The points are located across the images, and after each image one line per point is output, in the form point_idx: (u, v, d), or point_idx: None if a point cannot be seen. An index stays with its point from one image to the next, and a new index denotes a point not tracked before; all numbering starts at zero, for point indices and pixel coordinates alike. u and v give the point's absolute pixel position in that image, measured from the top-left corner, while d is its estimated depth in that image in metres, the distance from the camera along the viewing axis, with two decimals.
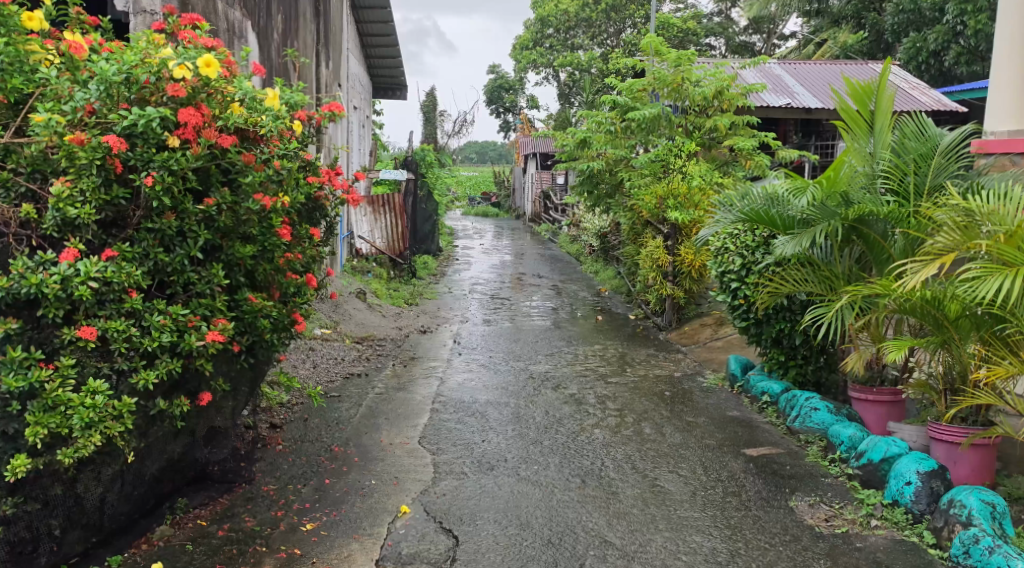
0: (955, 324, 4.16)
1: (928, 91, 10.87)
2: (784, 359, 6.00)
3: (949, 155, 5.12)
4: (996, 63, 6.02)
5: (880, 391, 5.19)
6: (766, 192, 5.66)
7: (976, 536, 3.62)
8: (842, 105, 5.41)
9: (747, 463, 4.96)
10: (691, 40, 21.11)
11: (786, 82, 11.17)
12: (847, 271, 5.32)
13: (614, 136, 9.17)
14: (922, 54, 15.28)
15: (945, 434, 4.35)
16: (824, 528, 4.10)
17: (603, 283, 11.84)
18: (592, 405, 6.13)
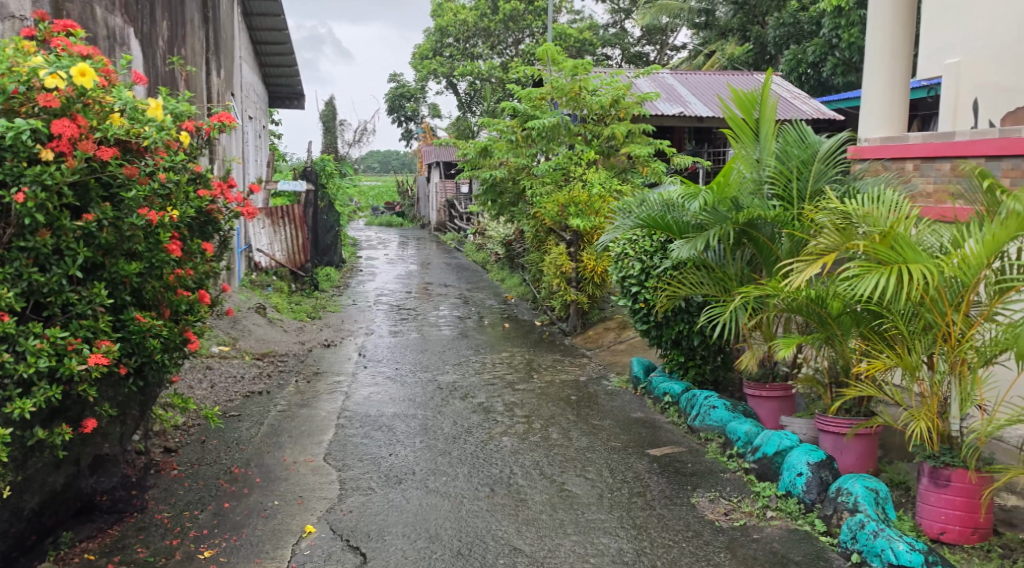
0: (838, 319, 4.38)
1: (809, 100, 11.43)
2: (684, 360, 6.19)
3: (829, 161, 5.41)
4: (866, 74, 6.44)
5: (772, 387, 5.44)
6: (662, 198, 5.83)
7: (862, 522, 3.78)
8: (728, 114, 5.64)
9: (651, 463, 5.08)
10: (588, 51, 21.56)
11: (678, 92, 11.57)
12: (740, 273, 5.53)
13: (515, 145, 9.36)
14: (802, 66, 16.14)
15: (831, 425, 4.60)
16: (723, 522, 4.25)
17: (509, 291, 11.92)
18: (500, 412, 6.15)
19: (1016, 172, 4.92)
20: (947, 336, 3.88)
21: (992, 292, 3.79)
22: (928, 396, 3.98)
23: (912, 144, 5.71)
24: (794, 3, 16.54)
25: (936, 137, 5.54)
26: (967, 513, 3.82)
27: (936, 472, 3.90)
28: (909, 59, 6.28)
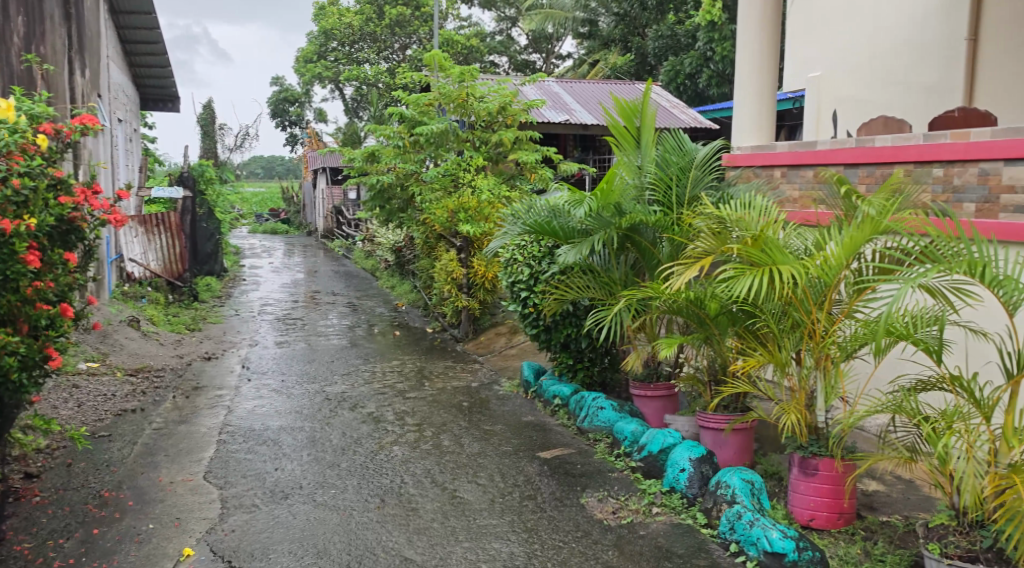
0: (715, 319, 4.58)
1: (687, 109, 11.91)
2: (572, 363, 6.30)
3: (704, 168, 5.65)
4: (737, 85, 6.76)
5: (656, 386, 5.63)
6: (548, 204, 5.90)
7: (739, 513, 3.95)
8: (611, 122, 5.80)
9: (541, 466, 5.14)
10: (475, 58, 21.62)
11: (564, 99, 11.79)
12: (624, 276, 5.67)
13: (403, 151, 9.10)
14: (680, 77, 16.82)
15: (711, 421, 4.80)
16: (611, 521, 4.34)
17: (399, 298, 11.82)
18: (391, 422, 6.07)
19: (870, 179, 5.29)
20: (812, 333, 4.12)
21: (851, 291, 4.02)
22: (797, 390, 4.20)
23: (779, 153, 6.05)
24: (672, 17, 17.25)
25: (800, 146, 5.89)
26: (833, 499, 4.06)
27: (805, 462, 4.13)
28: (776, 72, 6.65)
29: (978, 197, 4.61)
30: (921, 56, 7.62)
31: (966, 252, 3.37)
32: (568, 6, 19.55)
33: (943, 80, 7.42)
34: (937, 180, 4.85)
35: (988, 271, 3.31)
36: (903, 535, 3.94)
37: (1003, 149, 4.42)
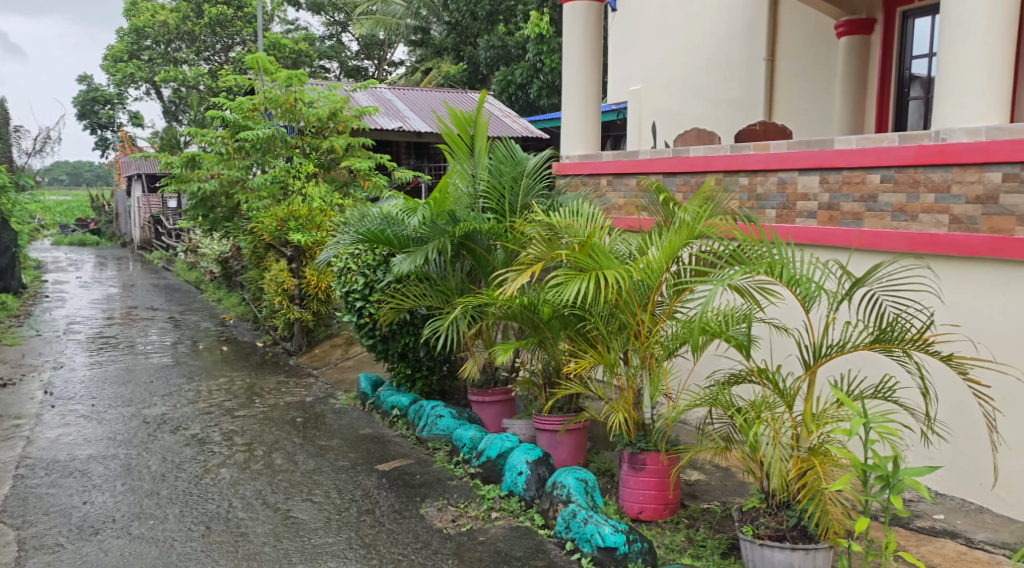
0: (549, 323, 4.70)
1: (518, 119, 12.18)
2: (411, 372, 6.23)
3: (534, 176, 5.79)
4: (564, 96, 6.98)
5: (493, 392, 5.68)
6: (381, 213, 5.80)
7: (574, 511, 4.04)
8: (445, 131, 5.78)
9: (380, 479, 5.03)
10: (305, 63, 20.91)
11: (396, 106, 11.72)
12: (460, 284, 5.68)
13: (227, 157, 8.88)
14: (511, 87, 17.20)
15: (546, 424, 4.90)
16: (451, 529, 4.32)
17: (227, 311, 11.22)
18: (217, 443, 5.72)
19: (686, 188, 5.64)
20: (638, 334, 4.30)
21: (671, 292, 4.23)
22: (624, 388, 4.38)
23: (604, 161, 6.34)
24: (502, 28, 17.64)
25: (624, 156, 6.18)
26: (660, 491, 4.27)
27: (634, 457, 4.31)
28: (599, 85, 6.94)
29: (778, 203, 5.03)
30: (727, 74, 8.24)
31: (767, 254, 3.67)
32: (399, 13, 19.50)
33: (746, 95, 8.05)
34: (743, 188, 5.25)
35: (786, 270, 3.61)
36: (721, 520, 4.22)
37: (797, 159, 4.85)
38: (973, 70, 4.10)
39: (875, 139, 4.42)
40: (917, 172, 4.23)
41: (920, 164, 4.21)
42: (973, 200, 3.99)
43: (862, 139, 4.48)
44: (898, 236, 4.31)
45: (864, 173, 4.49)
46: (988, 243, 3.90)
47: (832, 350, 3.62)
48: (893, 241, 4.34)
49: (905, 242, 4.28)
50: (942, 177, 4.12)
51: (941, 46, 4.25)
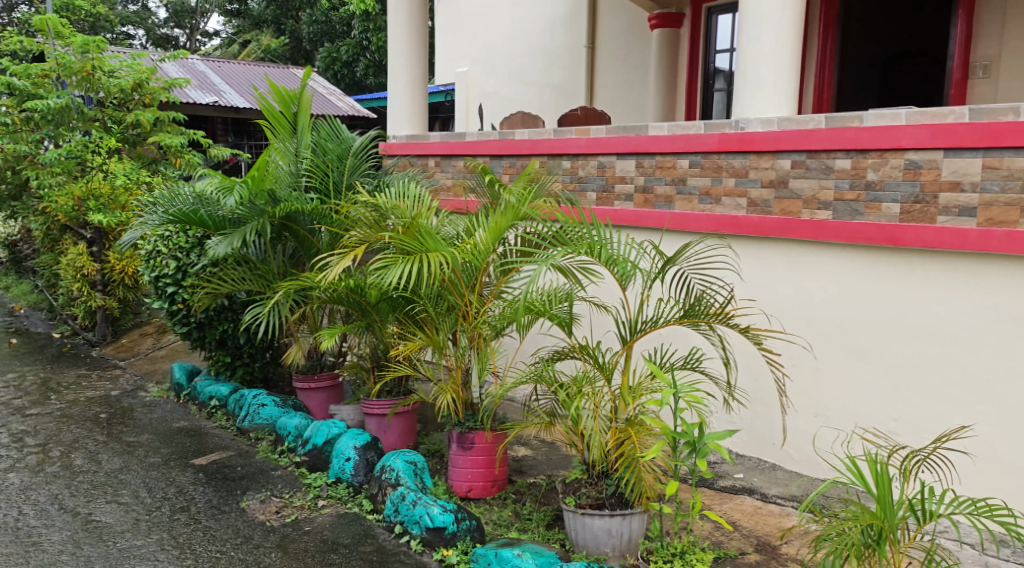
0: (376, 306, 4.61)
1: (344, 98, 11.86)
2: (230, 361, 5.91)
3: (359, 156, 5.69)
4: (390, 74, 6.85)
5: (320, 377, 5.51)
6: (194, 192, 5.43)
7: (403, 494, 4.00)
8: (265, 106, 5.48)
9: (196, 474, 4.74)
10: (105, 28, 19.14)
11: (210, 79, 11.06)
12: (282, 267, 5.44)
13: (11, 130, 7.90)
14: (336, 64, 16.78)
15: (375, 408, 4.83)
16: (275, 521, 4.16)
17: (15, 300, 10.10)
18: (4, 445, 5.15)
19: (512, 170, 5.74)
20: (466, 315, 4.32)
21: (497, 273, 4.29)
22: (453, 369, 4.40)
23: (432, 142, 6.33)
24: (325, 2, 17.11)
25: (451, 138, 6.19)
26: (487, 468, 4.33)
27: (463, 437, 4.32)
28: (426, 65, 6.89)
29: (598, 186, 5.24)
30: (551, 59, 8.46)
31: (587, 235, 3.80)
32: None
33: (569, 81, 8.31)
34: (566, 171, 5.42)
35: (604, 250, 3.76)
36: (546, 493, 4.37)
37: (615, 144, 5.07)
38: (766, 64, 4.45)
39: (684, 126, 4.70)
40: (721, 158, 4.55)
41: (722, 151, 4.53)
42: (768, 184, 4.34)
43: (673, 126, 4.75)
44: (704, 218, 4.63)
45: (674, 158, 4.77)
46: (780, 225, 4.28)
47: (647, 325, 3.82)
48: (700, 223, 4.66)
49: (710, 223, 4.61)
50: (741, 163, 4.45)
51: (741, 41, 4.57)
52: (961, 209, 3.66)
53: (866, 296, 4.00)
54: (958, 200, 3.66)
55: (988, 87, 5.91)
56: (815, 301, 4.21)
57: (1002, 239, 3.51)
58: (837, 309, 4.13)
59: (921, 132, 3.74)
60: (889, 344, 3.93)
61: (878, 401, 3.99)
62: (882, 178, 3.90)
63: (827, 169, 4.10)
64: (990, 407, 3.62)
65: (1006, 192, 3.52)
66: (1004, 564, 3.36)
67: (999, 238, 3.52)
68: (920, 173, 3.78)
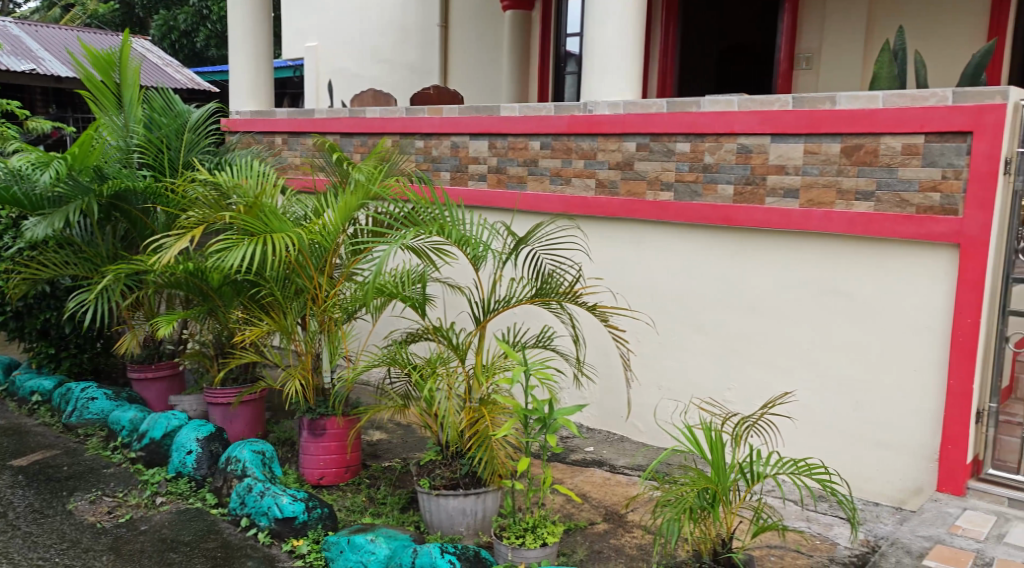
0: (219, 291, 4.36)
1: (183, 70, 11.15)
2: (54, 352, 5.45)
3: (198, 131, 5.38)
4: (231, 46, 6.50)
5: (158, 367, 5.18)
6: (5, 167, 4.92)
7: (250, 486, 3.84)
8: (84, 75, 4.99)
9: (15, 476, 4.34)
10: None
11: (26, 44, 10.06)
12: (111, 250, 5.06)
13: None
14: (173, 34, 15.81)
15: (219, 397, 4.60)
16: (106, 522, 3.87)
17: None
18: None
19: (363, 149, 5.62)
20: (315, 298, 4.18)
21: (348, 254, 4.17)
22: (302, 354, 4.25)
23: (279, 119, 6.09)
24: None
25: (299, 114, 5.97)
26: (340, 455, 4.23)
27: (314, 424, 4.19)
28: (270, 37, 6.59)
29: (451, 167, 5.22)
30: (404, 37, 8.34)
31: (438, 215, 3.76)
32: None
33: (423, 60, 8.22)
34: (419, 151, 5.36)
35: (455, 230, 3.73)
36: (401, 476, 4.33)
37: (467, 124, 5.06)
38: (612, 50, 4.57)
39: (535, 108, 4.76)
40: (570, 140, 4.64)
41: (572, 133, 4.62)
42: (615, 166, 4.48)
43: (524, 108, 4.79)
44: (555, 199, 4.73)
45: (526, 140, 4.82)
46: (626, 206, 4.44)
47: (499, 305, 3.83)
48: (551, 204, 4.76)
49: (561, 204, 4.72)
50: (589, 146, 4.56)
51: (588, 26, 4.66)
52: (786, 191, 3.91)
53: (704, 273, 4.23)
54: (783, 182, 3.91)
55: (810, 78, 6.37)
56: (659, 279, 4.41)
57: (820, 219, 3.78)
58: (679, 286, 4.34)
59: (751, 119, 3.96)
60: (725, 319, 4.18)
61: (716, 372, 4.24)
62: (717, 161, 4.11)
63: (668, 152, 4.27)
64: (811, 375, 3.92)
65: (824, 175, 3.79)
66: (822, 517, 3.67)
67: (817, 218, 3.79)
68: (750, 157, 4.01)
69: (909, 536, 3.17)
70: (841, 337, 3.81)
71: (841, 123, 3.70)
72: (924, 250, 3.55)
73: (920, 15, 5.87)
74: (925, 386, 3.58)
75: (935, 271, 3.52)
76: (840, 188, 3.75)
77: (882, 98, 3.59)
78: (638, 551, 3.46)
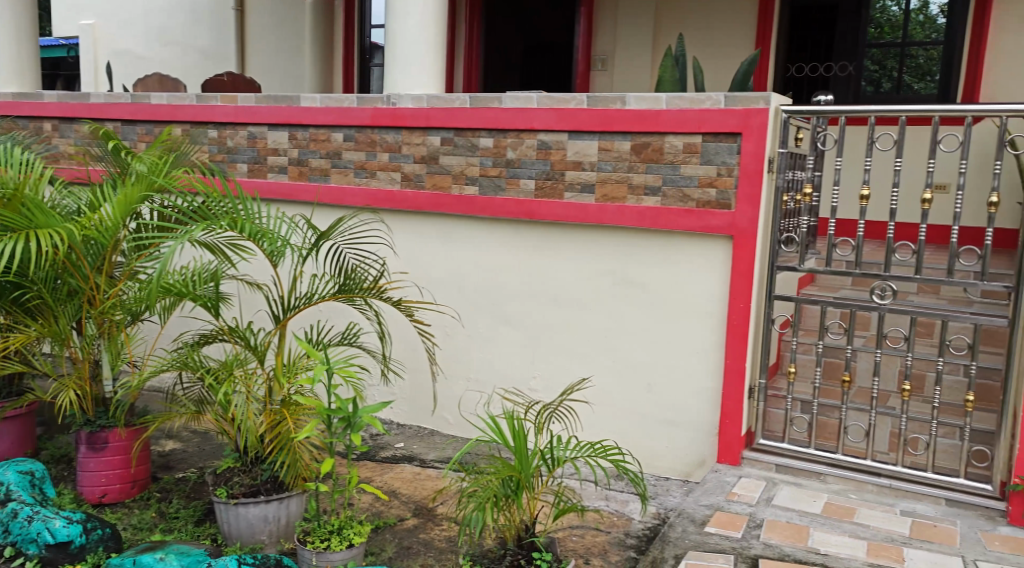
0: None
1: None
2: None
3: None
4: None
5: None
6: None
7: (14, 511, 3.43)
8: None
9: None
10: None
11: None
12: None
13: None
14: None
15: None
16: None
17: None
18: None
19: (149, 138, 5.21)
20: (93, 300, 3.81)
21: (130, 251, 3.83)
22: (78, 361, 3.86)
23: (47, 103, 5.51)
24: None
25: (71, 98, 5.43)
26: (125, 469, 3.89)
27: (92, 437, 3.82)
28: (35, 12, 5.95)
29: (248, 158, 4.98)
30: (195, 20, 7.89)
31: (230, 209, 3.54)
32: None
33: (217, 46, 7.81)
34: (212, 141, 5.06)
35: (249, 225, 3.52)
36: (196, 486, 4.06)
37: (265, 114, 4.83)
38: (415, 43, 4.56)
39: (336, 99, 4.63)
40: (374, 132, 4.57)
41: (375, 126, 4.54)
42: (420, 160, 4.47)
43: (325, 98, 4.64)
44: (360, 192, 4.64)
45: (328, 132, 4.69)
46: (432, 200, 4.44)
47: (300, 302, 3.66)
48: (356, 197, 4.67)
49: (366, 198, 4.64)
50: (393, 139, 4.52)
51: (390, 18, 4.62)
52: (583, 186, 4.08)
53: (509, 266, 4.34)
54: (580, 178, 4.08)
55: (604, 79, 6.73)
56: (466, 273, 4.47)
57: (614, 213, 3.98)
58: (484, 279, 4.42)
59: (550, 115, 4.09)
60: (529, 310, 4.31)
61: (521, 361, 4.36)
62: (519, 156, 4.21)
63: (472, 147, 4.32)
64: (608, 361, 4.14)
65: (617, 171, 3.99)
66: (619, 495, 3.89)
67: (611, 212, 3.99)
68: (549, 152, 4.14)
69: (693, 506, 3.43)
70: (634, 323, 4.05)
71: (630, 122, 3.91)
72: (704, 242, 3.84)
73: (697, 24, 6.41)
74: (706, 366, 3.89)
75: (713, 260, 3.83)
76: (631, 184, 3.96)
77: (665, 100, 3.83)
78: (446, 544, 3.48)
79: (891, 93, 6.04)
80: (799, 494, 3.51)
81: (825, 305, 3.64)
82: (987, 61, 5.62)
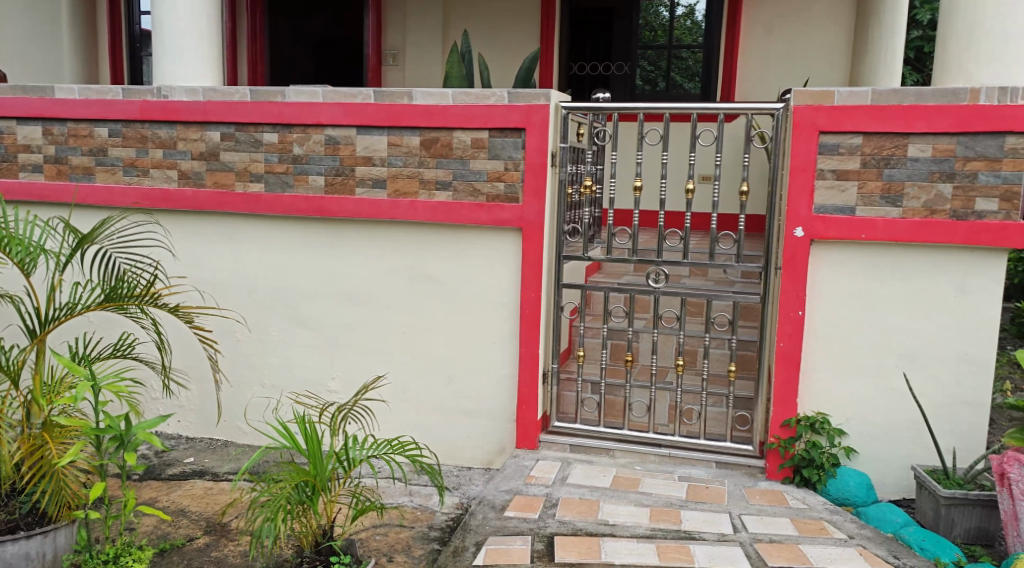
0: None
1: None
2: None
3: None
4: None
5: None
6: None
7: None
8: None
9: None
10: None
11: None
12: None
13: None
14: None
15: None
16: None
17: None
18: None
19: None
20: None
21: None
22: None
23: None
24: None
25: None
26: None
27: None
28: None
29: None
30: None
31: None
32: None
33: None
34: None
35: None
36: None
37: (14, 107, 4.33)
38: (187, 31, 4.28)
39: (99, 91, 4.24)
40: (144, 127, 4.24)
41: (145, 120, 4.22)
42: (198, 156, 4.21)
43: (85, 90, 4.24)
44: (131, 191, 4.29)
45: (90, 126, 4.29)
46: (214, 198, 4.20)
47: (60, 314, 3.28)
48: (127, 197, 4.31)
49: (138, 197, 4.29)
50: (166, 134, 4.21)
51: (156, 4, 4.30)
52: (374, 181, 4.03)
53: (301, 265, 4.20)
54: (371, 173, 4.03)
55: (397, 74, 6.71)
56: (255, 274, 4.28)
57: (406, 209, 3.97)
58: (275, 280, 4.25)
59: (336, 110, 4.00)
60: (324, 310, 4.20)
61: (317, 363, 4.24)
62: (306, 152, 4.08)
63: (255, 143, 4.13)
64: (407, 356, 4.13)
65: (407, 166, 3.98)
66: (421, 489, 3.90)
67: (403, 208, 3.98)
68: (337, 148, 4.04)
69: (493, 492, 3.50)
70: (430, 318, 4.07)
71: (418, 117, 3.91)
72: (494, 234, 3.93)
73: (482, 21, 6.57)
74: (502, 356, 3.98)
75: (503, 252, 3.93)
76: (422, 179, 3.97)
77: (451, 96, 3.87)
78: (241, 558, 3.31)
79: (664, 92, 6.49)
80: (591, 471, 3.70)
81: (608, 291, 3.85)
82: (739, 64, 6.23)
